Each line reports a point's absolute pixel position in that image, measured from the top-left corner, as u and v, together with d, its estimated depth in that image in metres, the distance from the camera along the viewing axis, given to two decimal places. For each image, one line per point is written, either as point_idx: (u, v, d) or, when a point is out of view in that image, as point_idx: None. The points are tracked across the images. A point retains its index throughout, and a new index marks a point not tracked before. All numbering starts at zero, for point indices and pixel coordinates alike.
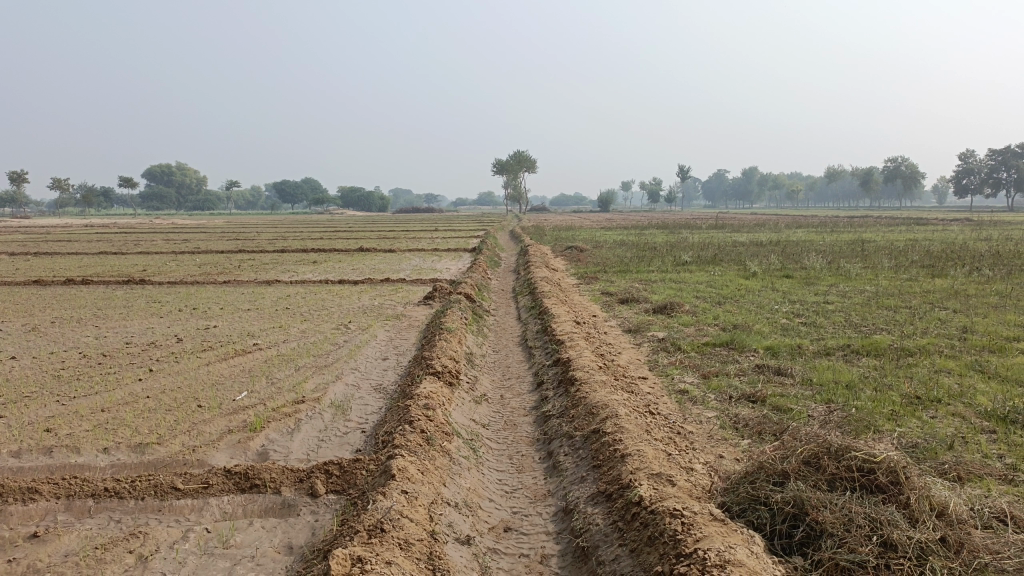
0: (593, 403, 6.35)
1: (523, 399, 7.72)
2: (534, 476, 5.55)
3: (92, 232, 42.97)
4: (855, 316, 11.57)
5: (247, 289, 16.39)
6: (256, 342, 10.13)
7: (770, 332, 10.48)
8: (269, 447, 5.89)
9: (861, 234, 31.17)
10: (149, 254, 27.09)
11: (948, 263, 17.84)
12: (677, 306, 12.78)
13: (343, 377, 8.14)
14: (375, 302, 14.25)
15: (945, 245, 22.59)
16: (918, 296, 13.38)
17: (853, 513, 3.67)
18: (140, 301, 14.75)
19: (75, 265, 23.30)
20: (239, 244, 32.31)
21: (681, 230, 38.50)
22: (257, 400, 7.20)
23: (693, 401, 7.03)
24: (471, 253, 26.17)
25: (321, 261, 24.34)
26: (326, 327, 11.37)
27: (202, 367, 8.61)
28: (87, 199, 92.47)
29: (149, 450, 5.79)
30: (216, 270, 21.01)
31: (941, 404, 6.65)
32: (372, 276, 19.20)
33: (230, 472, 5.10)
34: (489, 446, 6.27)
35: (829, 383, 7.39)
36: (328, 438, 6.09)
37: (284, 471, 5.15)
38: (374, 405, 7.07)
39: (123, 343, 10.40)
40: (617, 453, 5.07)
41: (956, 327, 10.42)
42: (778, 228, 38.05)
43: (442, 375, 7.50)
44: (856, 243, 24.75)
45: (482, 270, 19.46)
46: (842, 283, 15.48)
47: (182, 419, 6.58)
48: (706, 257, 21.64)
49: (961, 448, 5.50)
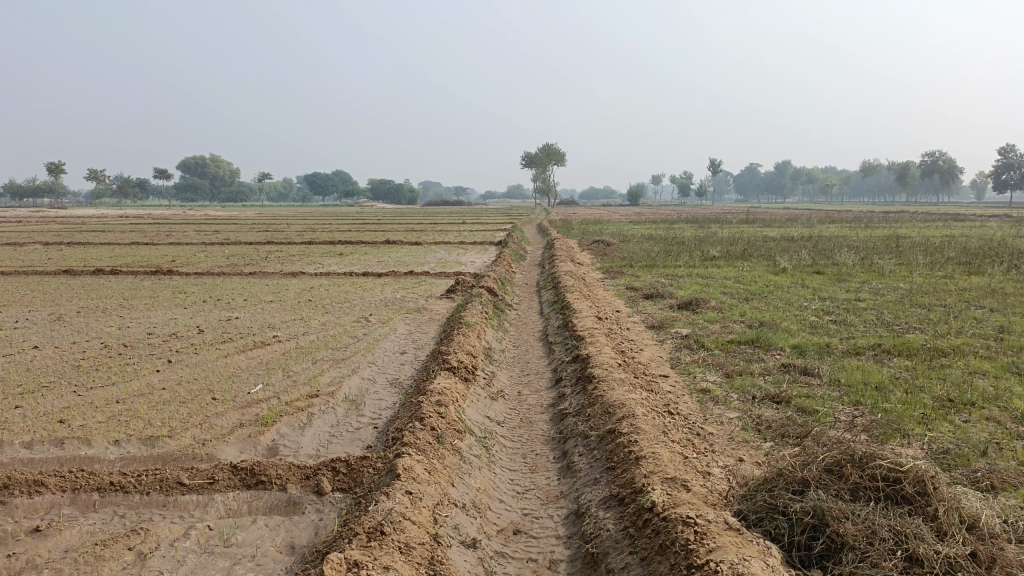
0: (610, 402, 6.17)
1: (540, 396, 7.58)
2: (547, 477, 5.40)
3: (125, 223, 43.45)
4: (887, 315, 11.23)
5: (271, 281, 16.43)
6: (275, 334, 10.09)
7: (798, 330, 10.21)
8: (279, 442, 5.80)
9: (898, 230, 30.45)
10: (178, 245, 27.36)
11: (986, 261, 17.30)
12: (703, 302, 12.52)
13: (359, 371, 8.05)
14: (397, 296, 14.18)
15: (983, 242, 21.93)
16: (954, 294, 12.97)
17: (876, 525, 3.47)
18: (165, 292, 14.85)
19: (105, 255, 23.59)
20: (267, 236, 32.57)
21: (710, 224, 37.97)
22: (272, 393, 7.13)
23: (715, 401, 6.83)
24: (498, 246, 26.07)
25: (348, 253, 24.37)
26: (346, 320, 11.33)
27: (219, 359, 8.58)
28: (123, 190, 93.73)
29: (159, 443, 5.75)
30: (242, 262, 21.12)
31: (975, 408, 6.39)
32: (396, 269, 19.20)
33: (236, 467, 5.02)
34: (503, 444, 6.13)
35: (858, 385, 7.14)
36: (339, 433, 5.99)
37: (291, 468, 5.05)
38: (389, 400, 6.96)
39: (145, 334, 10.44)
40: (632, 455, 4.90)
41: (992, 327, 10.07)
42: (811, 223, 37.35)
43: (458, 371, 7.37)
44: (891, 240, 24.16)
45: (506, 263, 19.30)
46: (875, 280, 15.08)
47: (195, 412, 6.53)
48: (735, 252, 21.27)
49: (995, 454, 5.26)
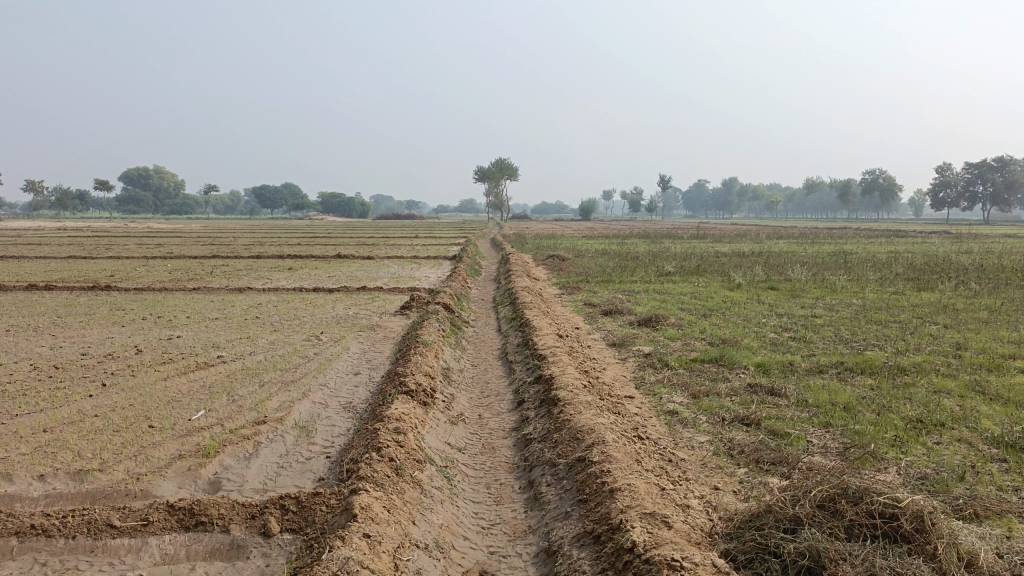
0: (577, 428, 5.87)
1: (503, 419, 7.25)
2: (514, 510, 5.07)
3: (63, 235, 42.08)
4: (844, 331, 11.20)
5: (217, 298, 15.77)
6: (220, 355, 9.54)
7: (759, 347, 10.08)
8: (222, 475, 5.34)
9: (844, 245, 31.09)
10: (119, 259, 26.34)
11: (934, 277, 17.56)
12: (663, 319, 12.34)
13: (310, 394, 7.59)
14: (349, 312, 13.71)
15: (928, 258, 22.40)
16: (907, 310, 13.06)
17: (876, 566, 3.24)
18: (103, 309, 14.10)
19: (39, 269, 22.46)
20: (212, 249, 31.60)
21: (662, 239, 38.12)
22: (215, 420, 6.63)
23: (684, 424, 6.59)
24: (452, 261, 25.72)
25: (298, 267, 23.72)
26: (296, 339, 10.83)
27: (159, 383, 8.03)
28: (62, 203, 90.69)
29: (89, 478, 5.24)
30: (186, 277, 20.35)
31: (946, 429, 6.25)
32: (347, 284, 18.68)
33: (173, 506, 4.57)
34: (465, 473, 5.78)
35: (826, 405, 6.98)
36: (289, 464, 5.55)
37: (235, 506, 4.60)
38: (342, 427, 6.55)
39: (78, 355, 9.80)
40: (605, 487, 4.60)
41: (949, 344, 10.09)
42: (759, 238, 37.94)
43: (416, 395, 6.98)
44: (838, 255, 24.52)
45: (461, 279, 18.94)
46: (828, 296, 15.16)
47: (130, 442, 6.02)
48: (690, 267, 21.30)
49: (973, 479, 5.11)
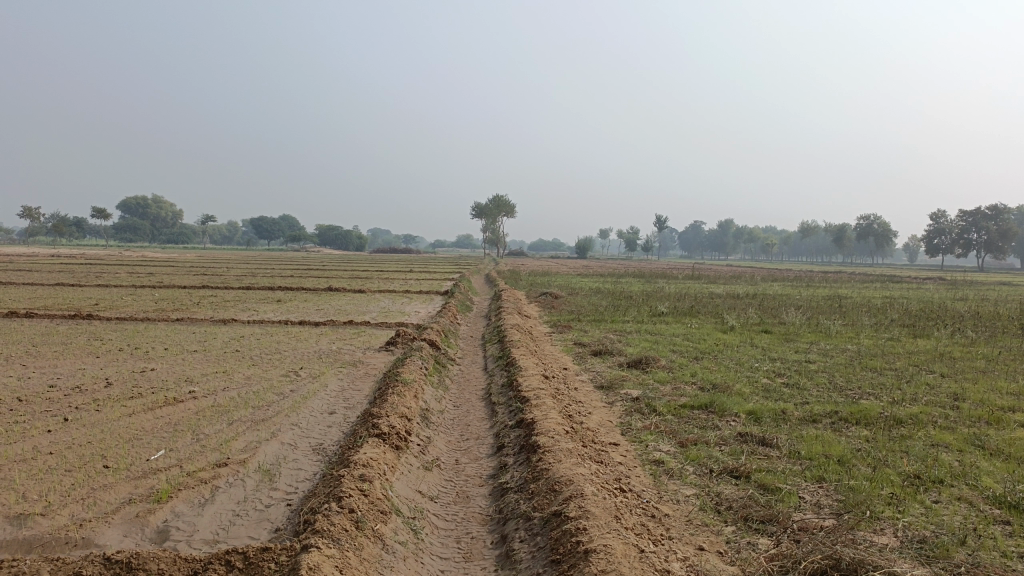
0: (556, 478, 5.53)
1: (480, 465, 6.90)
2: (483, 568, 4.72)
3: (57, 262, 41.96)
4: (839, 378, 10.87)
5: (199, 329, 15.43)
6: (192, 390, 9.18)
7: (751, 393, 9.73)
8: (172, 523, 4.98)
9: (839, 289, 30.96)
10: (107, 287, 26.03)
11: (929, 323, 17.32)
12: (653, 361, 12.02)
13: (279, 435, 7.24)
14: (332, 347, 13.37)
15: (923, 304, 22.20)
16: (903, 357, 12.77)
17: None
18: (81, 338, 13.75)
19: (23, 296, 22.11)
20: (204, 279, 31.30)
21: (656, 279, 37.93)
22: (174, 461, 6.28)
23: (669, 475, 6.24)
24: (443, 296, 25.48)
25: (287, 300, 23.42)
26: (274, 375, 10.49)
27: (123, 419, 7.66)
28: (58, 229, 90.59)
29: (26, 524, 4.86)
30: (171, 306, 20.04)
31: (945, 487, 5.92)
32: (335, 318, 18.36)
33: (109, 560, 4.20)
34: (434, 524, 5.42)
35: (819, 458, 6.63)
36: (245, 513, 5.19)
37: (177, 560, 4.24)
38: (308, 471, 6.19)
39: (46, 386, 9.44)
40: (580, 548, 4.25)
41: (947, 394, 9.78)
42: (755, 280, 37.80)
43: (389, 438, 6.65)
44: (834, 300, 24.24)
45: (450, 315, 18.66)
46: (823, 341, 14.86)
47: (79, 484, 5.65)
48: (683, 308, 21.04)
49: (976, 544, 4.77)
